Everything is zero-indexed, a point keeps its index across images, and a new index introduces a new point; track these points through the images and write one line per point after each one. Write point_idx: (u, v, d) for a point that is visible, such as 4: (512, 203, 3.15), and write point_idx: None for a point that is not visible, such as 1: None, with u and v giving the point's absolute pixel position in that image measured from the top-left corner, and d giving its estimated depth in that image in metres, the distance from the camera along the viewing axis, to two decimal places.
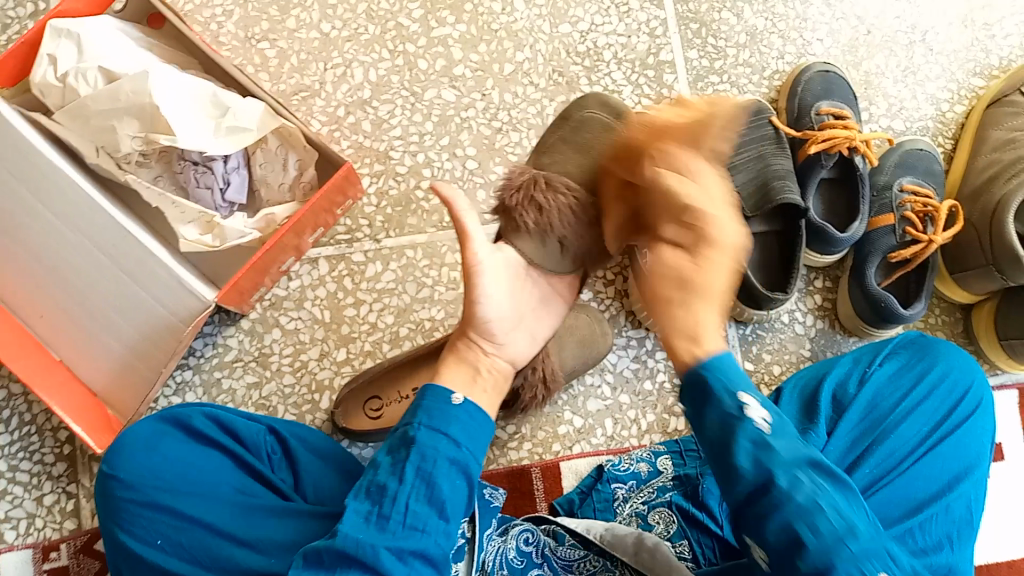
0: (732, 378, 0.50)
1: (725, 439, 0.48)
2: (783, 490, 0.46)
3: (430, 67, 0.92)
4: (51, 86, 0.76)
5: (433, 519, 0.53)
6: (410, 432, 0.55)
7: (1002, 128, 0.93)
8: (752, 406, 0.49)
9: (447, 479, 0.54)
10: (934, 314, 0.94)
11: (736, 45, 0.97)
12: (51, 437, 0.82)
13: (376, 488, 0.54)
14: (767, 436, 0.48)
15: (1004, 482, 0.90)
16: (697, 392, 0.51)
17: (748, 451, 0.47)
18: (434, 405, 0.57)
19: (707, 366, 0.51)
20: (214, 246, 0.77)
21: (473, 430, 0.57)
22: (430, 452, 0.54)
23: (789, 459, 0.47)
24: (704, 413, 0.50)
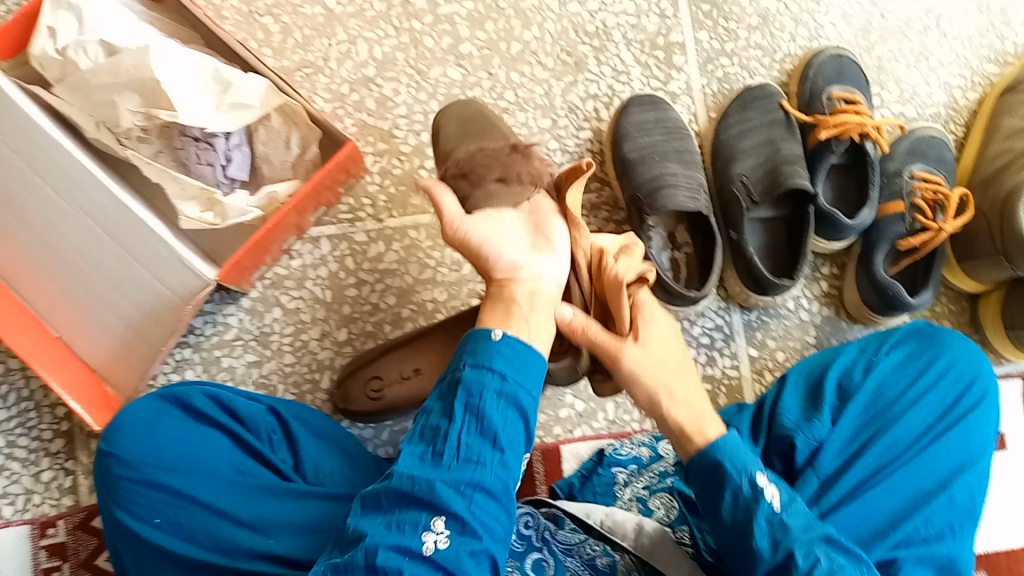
0: (741, 456, 0.56)
1: (742, 522, 0.54)
2: (805, 569, 0.52)
3: (436, 45, 0.90)
4: (51, 59, 0.74)
5: (488, 452, 0.51)
6: (456, 374, 0.53)
7: (1015, 116, 0.91)
8: (765, 485, 0.55)
9: (497, 410, 0.51)
10: (941, 302, 0.93)
11: (748, 27, 0.96)
12: (49, 413, 0.82)
13: (428, 430, 0.52)
14: (781, 515, 0.54)
15: (1008, 472, 0.89)
16: (709, 474, 0.56)
17: (766, 532, 0.53)
18: (477, 344, 0.54)
19: (717, 445, 0.56)
20: (215, 224, 0.76)
21: (523, 358, 0.54)
22: (477, 387, 0.52)
23: (806, 538, 0.53)
24: (717, 495, 0.55)
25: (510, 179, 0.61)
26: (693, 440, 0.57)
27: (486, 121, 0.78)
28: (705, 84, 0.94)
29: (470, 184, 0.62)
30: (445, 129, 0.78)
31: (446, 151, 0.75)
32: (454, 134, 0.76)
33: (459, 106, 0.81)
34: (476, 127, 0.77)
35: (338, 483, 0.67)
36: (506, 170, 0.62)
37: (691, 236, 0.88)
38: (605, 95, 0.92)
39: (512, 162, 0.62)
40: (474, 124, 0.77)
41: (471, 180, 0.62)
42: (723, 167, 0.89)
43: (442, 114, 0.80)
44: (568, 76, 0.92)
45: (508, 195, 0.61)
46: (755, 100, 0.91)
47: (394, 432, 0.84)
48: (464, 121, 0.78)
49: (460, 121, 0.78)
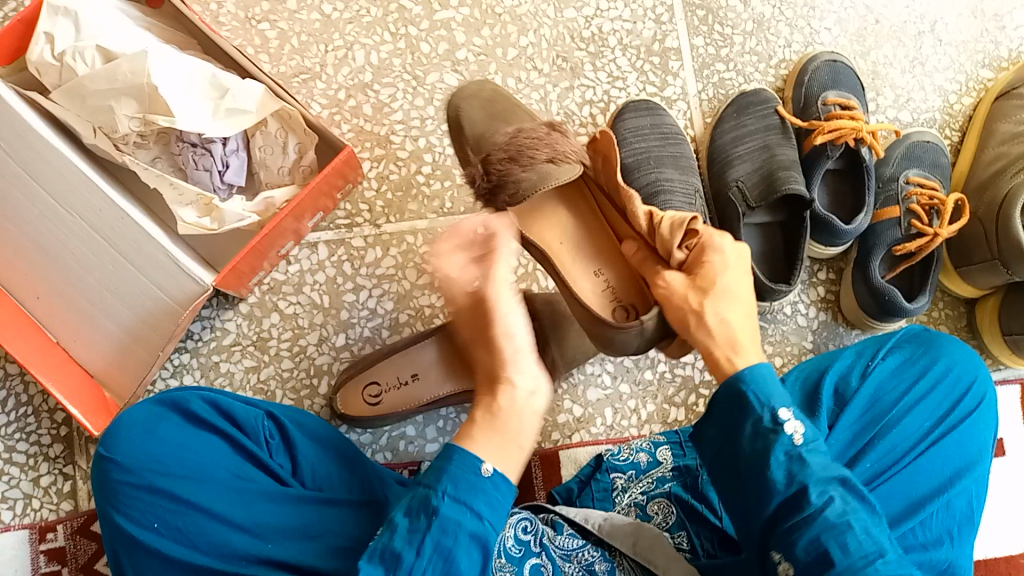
0: (770, 386, 0.52)
1: (762, 454, 0.51)
2: (815, 507, 0.49)
3: (432, 51, 0.90)
4: (49, 64, 0.74)
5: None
6: (433, 500, 0.52)
7: (1010, 121, 0.92)
8: (788, 418, 0.51)
9: (465, 553, 0.51)
10: (938, 307, 0.94)
11: (743, 32, 0.96)
12: (48, 417, 0.81)
13: (390, 555, 0.51)
14: (802, 449, 0.50)
15: (1005, 477, 0.89)
16: (734, 401, 0.53)
17: (783, 466, 0.50)
18: (460, 470, 0.53)
19: (746, 374, 0.53)
20: (213, 230, 0.76)
21: (501, 498, 0.53)
22: (452, 524, 0.51)
23: (821, 478, 0.50)
24: (738, 425, 0.53)
25: (558, 160, 0.69)
26: (724, 363, 0.54)
27: (507, 99, 0.81)
28: (701, 90, 0.94)
29: (521, 167, 0.69)
30: (469, 119, 0.80)
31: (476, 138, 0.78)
32: (482, 123, 0.79)
33: (475, 85, 0.83)
34: (499, 108, 0.80)
35: (337, 489, 0.67)
36: (553, 151, 0.70)
37: None
38: (602, 100, 0.93)
39: (551, 142, 0.70)
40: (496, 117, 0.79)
41: (522, 164, 0.69)
42: (719, 172, 0.90)
43: (454, 96, 0.82)
44: (564, 81, 0.92)
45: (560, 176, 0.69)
46: (751, 105, 0.91)
47: (392, 438, 0.83)
48: (487, 103, 0.80)
49: (482, 103, 0.80)
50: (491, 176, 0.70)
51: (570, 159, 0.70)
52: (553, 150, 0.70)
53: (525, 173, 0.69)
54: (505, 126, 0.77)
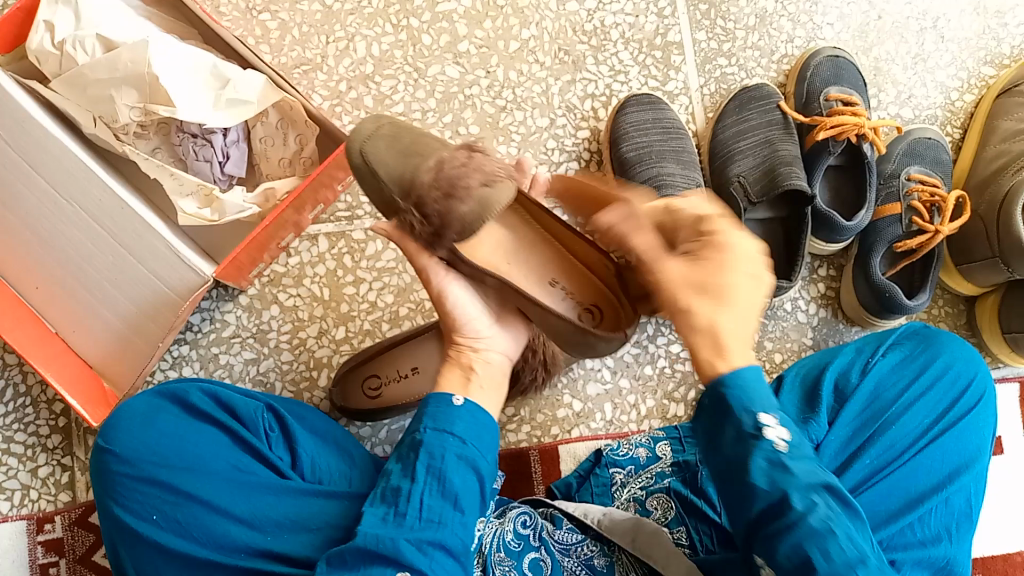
0: (756, 389, 0.47)
1: (742, 458, 0.47)
2: (797, 514, 0.45)
3: (434, 43, 0.90)
4: (48, 53, 0.74)
5: (448, 512, 0.56)
6: (418, 436, 0.58)
7: (1011, 118, 0.91)
8: (771, 424, 0.46)
9: (457, 472, 0.56)
10: (938, 304, 0.94)
11: (745, 27, 0.96)
12: (46, 408, 0.81)
13: (391, 492, 0.56)
14: (783, 455, 0.46)
15: (1003, 474, 0.90)
16: (716, 405, 0.48)
17: (764, 471, 0.46)
18: (437, 408, 0.59)
19: (727, 376, 0.48)
20: (213, 220, 0.75)
21: (480, 425, 0.59)
22: (437, 449, 0.57)
23: (805, 484, 0.45)
24: (722, 429, 0.48)
25: (493, 182, 0.57)
26: None
27: (414, 132, 0.61)
28: (702, 85, 0.94)
29: (460, 200, 0.56)
30: (375, 162, 0.59)
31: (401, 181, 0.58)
32: (393, 161, 0.59)
33: (369, 121, 0.63)
34: (409, 141, 0.60)
35: (336, 481, 0.66)
36: (484, 173, 0.57)
37: None
38: (603, 94, 0.92)
39: (478, 163, 0.58)
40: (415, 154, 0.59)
41: (458, 196, 0.56)
42: (720, 168, 0.90)
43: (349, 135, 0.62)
44: (566, 75, 0.92)
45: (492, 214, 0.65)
46: (752, 100, 0.91)
47: (391, 431, 0.83)
48: (392, 136, 0.60)
49: (387, 139, 0.60)
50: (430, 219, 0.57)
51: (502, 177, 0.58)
52: (485, 170, 0.57)
53: (467, 205, 0.57)
54: (423, 160, 0.58)
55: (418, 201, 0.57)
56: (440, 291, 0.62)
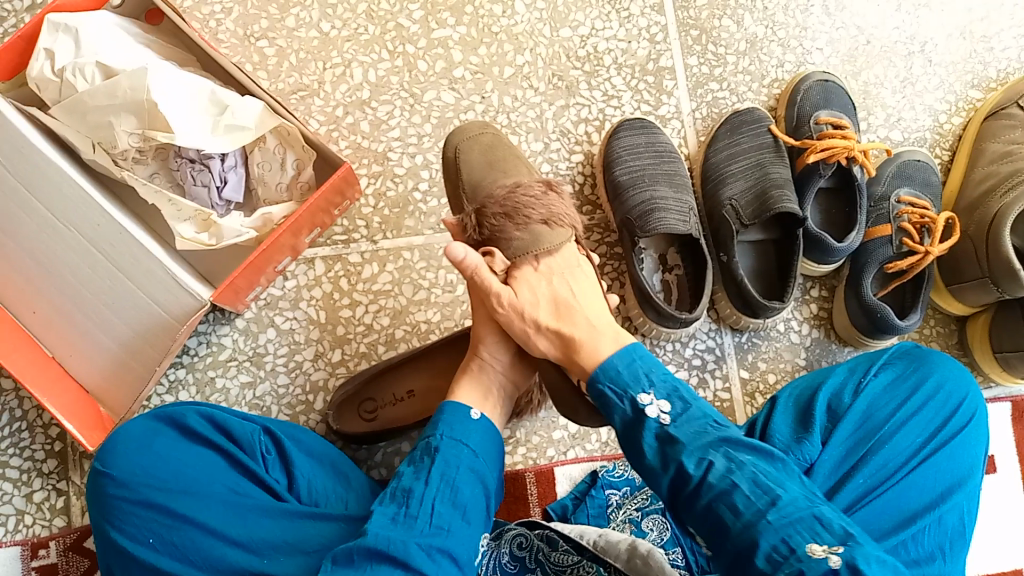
0: (630, 373, 0.60)
1: (634, 434, 0.59)
2: (697, 478, 0.54)
3: (429, 69, 0.91)
4: (48, 80, 0.75)
5: (456, 521, 0.58)
6: (433, 442, 0.61)
7: (999, 141, 0.93)
8: (649, 403, 0.58)
9: (467, 484, 0.60)
10: (930, 324, 0.94)
11: (736, 52, 0.97)
12: (42, 433, 0.81)
13: (401, 492, 0.59)
14: (667, 428, 0.57)
15: (997, 494, 0.90)
16: (602, 401, 0.61)
17: (655, 448, 0.57)
18: (453, 419, 0.63)
19: (599, 376, 0.61)
20: (211, 245, 0.76)
21: (487, 443, 0.63)
22: (453, 459, 0.60)
23: (696, 447, 0.55)
24: (617, 420, 0.60)
25: (552, 221, 0.70)
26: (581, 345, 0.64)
27: (507, 148, 0.78)
28: (694, 109, 0.96)
29: (516, 225, 0.69)
30: (465, 163, 0.76)
31: (473, 187, 0.75)
32: (480, 166, 0.75)
33: (476, 128, 0.79)
34: (499, 155, 0.76)
35: (333, 503, 0.67)
36: (548, 213, 0.70)
37: (682, 259, 0.89)
38: (597, 119, 0.94)
39: (546, 203, 0.70)
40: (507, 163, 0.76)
41: (517, 221, 0.69)
42: (713, 191, 0.90)
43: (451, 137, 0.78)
44: (560, 100, 0.93)
45: (551, 236, 0.69)
46: (744, 125, 0.92)
47: (387, 454, 0.84)
48: (487, 149, 0.77)
49: (482, 149, 0.77)
50: (483, 228, 0.69)
51: (564, 222, 0.70)
52: (549, 210, 0.70)
53: (520, 231, 0.69)
54: (504, 178, 0.74)
55: (481, 213, 0.70)
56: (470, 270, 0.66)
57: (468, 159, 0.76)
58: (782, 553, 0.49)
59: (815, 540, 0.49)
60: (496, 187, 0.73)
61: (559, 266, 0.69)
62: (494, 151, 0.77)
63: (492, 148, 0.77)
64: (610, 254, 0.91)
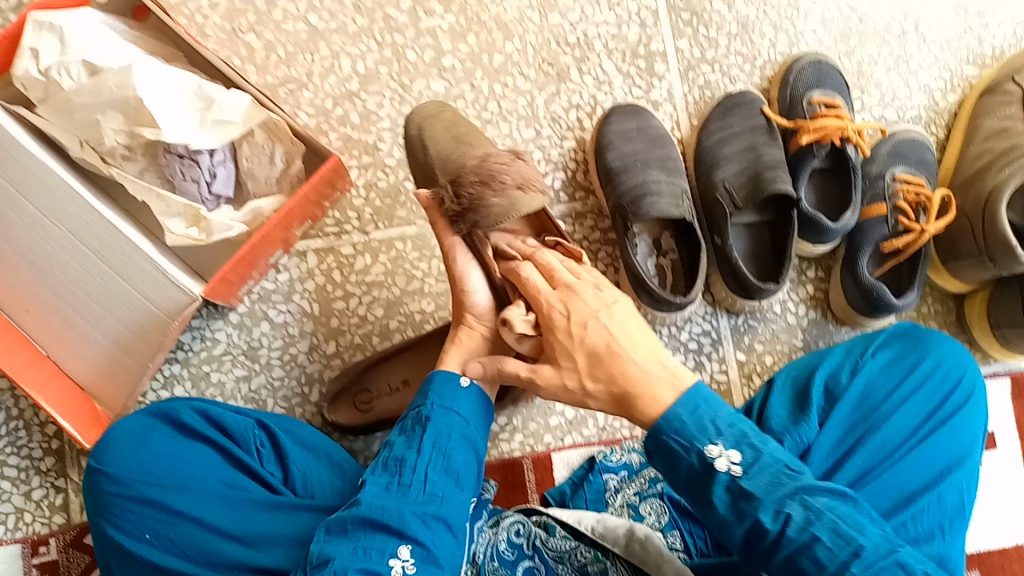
0: (694, 423, 0.53)
1: (703, 487, 0.52)
2: (774, 532, 0.49)
3: (419, 58, 0.91)
4: (34, 80, 0.74)
5: (450, 488, 0.58)
6: (425, 411, 0.60)
7: (994, 117, 0.92)
8: (718, 454, 0.52)
9: (459, 452, 0.59)
10: (927, 303, 0.94)
11: (727, 35, 0.96)
12: (38, 431, 0.81)
13: (394, 461, 0.58)
14: (740, 480, 0.51)
15: (997, 470, 0.90)
16: (664, 452, 0.54)
17: (726, 500, 0.51)
18: (442, 387, 0.62)
19: (660, 426, 0.54)
20: (201, 240, 0.75)
21: (478, 408, 0.62)
22: (444, 427, 0.60)
23: (773, 499, 0.50)
24: (677, 473, 0.53)
25: (528, 185, 0.66)
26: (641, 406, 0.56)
27: (469, 125, 0.77)
28: (686, 92, 0.95)
29: (493, 191, 0.65)
30: (432, 139, 0.74)
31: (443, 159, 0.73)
32: (447, 143, 0.73)
33: (434, 107, 0.78)
34: (462, 130, 0.75)
35: (327, 496, 0.67)
36: (522, 178, 0.66)
37: (676, 243, 0.88)
38: (587, 104, 0.93)
39: (518, 169, 0.66)
40: (473, 137, 0.75)
41: (493, 188, 0.65)
42: (706, 174, 0.90)
43: (411, 117, 0.77)
44: (550, 86, 0.93)
45: (529, 201, 0.65)
46: (736, 107, 0.91)
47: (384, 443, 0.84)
48: (449, 125, 0.76)
49: (445, 126, 0.75)
50: (461, 198, 0.65)
51: (538, 185, 0.66)
52: (523, 174, 0.66)
53: (497, 198, 0.65)
54: (471, 149, 0.72)
55: (456, 184, 0.66)
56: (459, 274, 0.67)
57: (435, 136, 0.74)
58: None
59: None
60: (467, 159, 0.70)
61: (589, 309, 0.61)
62: (455, 126, 0.76)
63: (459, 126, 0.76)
64: (603, 239, 0.91)
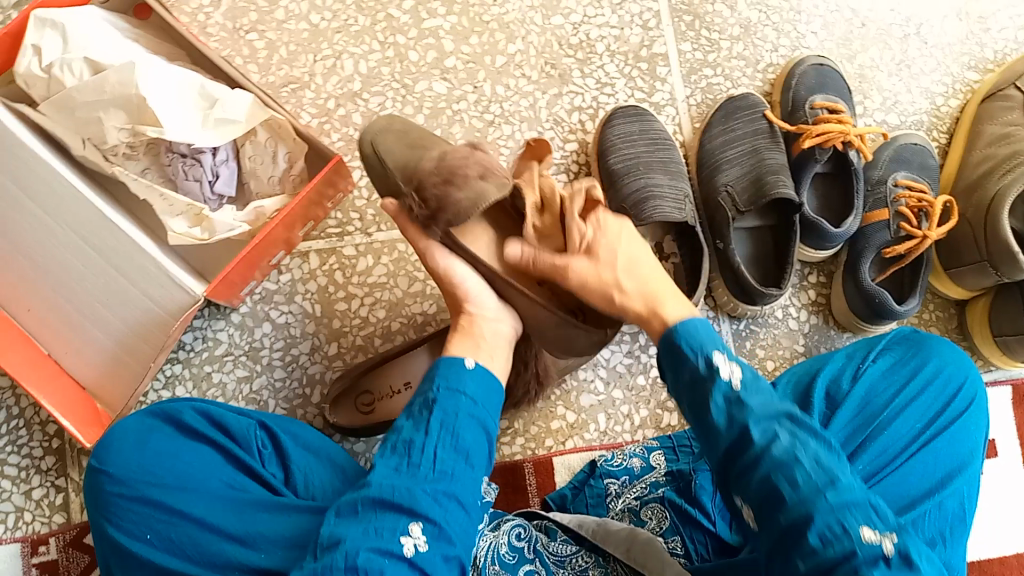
0: (708, 337, 0.55)
1: (700, 397, 0.53)
2: (756, 443, 0.48)
3: (421, 59, 0.91)
4: (36, 77, 0.74)
5: (459, 466, 0.57)
6: (431, 395, 0.60)
7: (996, 123, 0.92)
8: (721, 362, 0.53)
9: (469, 430, 0.58)
10: (929, 309, 0.94)
11: (730, 38, 0.96)
12: (40, 430, 0.81)
13: (402, 444, 0.58)
14: (738, 390, 0.51)
15: (997, 476, 0.90)
16: (673, 355, 0.56)
17: (722, 408, 0.51)
18: (449, 369, 0.61)
19: (679, 326, 0.57)
20: (203, 239, 0.75)
21: (486, 387, 0.62)
22: (451, 407, 0.59)
23: (762, 413, 0.50)
24: (682, 382, 0.55)
25: (489, 173, 0.63)
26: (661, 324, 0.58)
27: (423, 132, 0.70)
28: (689, 95, 0.95)
29: (457, 187, 0.62)
30: (385, 144, 0.68)
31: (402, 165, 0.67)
32: (402, 152, 0.67)
33: (384, 115, 0.72)
34: (416, 136, 0.69)
35: (329, 496, 0.66)
36: (484, 167, 0.63)
37: (679, 247, 0.88)
38: (591, 106, 0.93)
39: (478, 158, 0.63)
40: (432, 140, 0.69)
41: (455, 182, 0.62)
42: (708, 177, 0.90)
43: (362, 127, 0.72)
44: (553, 88, 0.93)
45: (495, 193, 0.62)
46: (738, 110, 0.91)
47: None
48: (401, 133, 0.69)
49: (396, 132, 0.69)
50: (427, 201, 0.63)
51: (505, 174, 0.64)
52: (483, 163, 0.63)
53: (463, 192, 0.62)
54: (426, 150, 0.67)
55: (420, 188, 0.64)
56: (444, 269, 0.67)
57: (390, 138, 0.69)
58: (837, 531, 0.44)
59: (869, 525, 0.44)
60: (424, 160, 0.65)
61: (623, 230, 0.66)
62: (415, 128, 0.71)
63: (413, 125, 0.71)
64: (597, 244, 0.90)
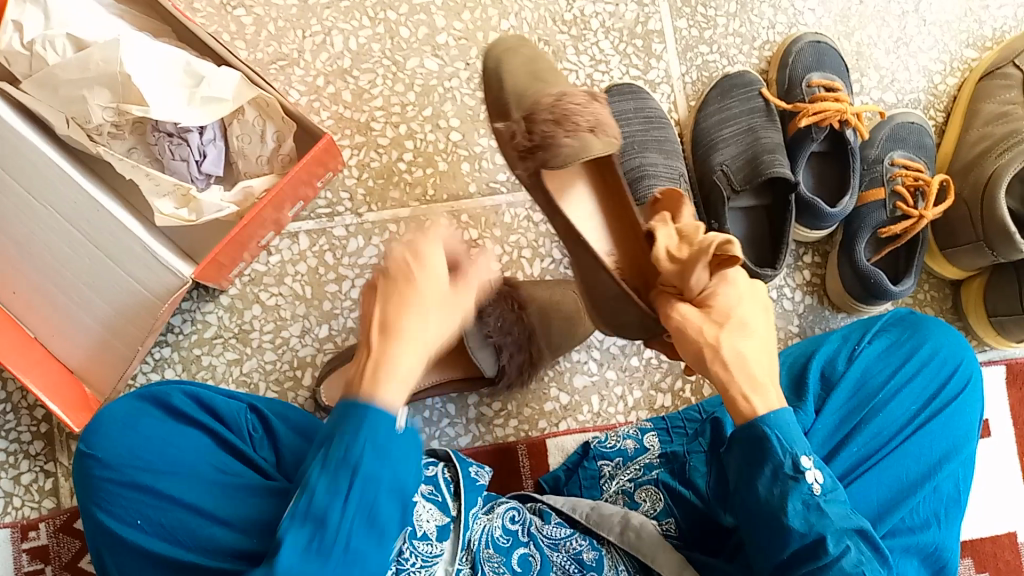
0: (795, 428, 0.52)
1: (777, 497, 0.51)
2: (832, 557, 0.50)
3: (412, 35, 0.89)
4: (17, 53, 0.73)
5: (370, 548, 0.45)
6: (350, 454, 0.44)
7: (994, 101, 0.91)
8: (809, 468, 0.51)
9: (388, 505, 0.45)
10: (924, 289, 0.93)
11: (726, 14, 0.95)
12: (27, 414, 0.80)
13: (314, 516, 0.44)
14: (819, 500, 0.51)
15: (992, 457, 0.90)
16: (751, 442, 0.52)
17: (801, 514, 0.51)
18: (372, 424, 0.45)
19: (769, 419, 0.51)
20: (191, 220, 0.74)
21: (403, 451, 0.45)
22: (371, 480, 0.44)
23: (840, 529, 0.51)
24: (758, 470, 0.52)
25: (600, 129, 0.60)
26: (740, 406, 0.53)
27: (550, 61, 0.70)
28: (684, 73, 0.94)
29: (565, 132, 0.59)
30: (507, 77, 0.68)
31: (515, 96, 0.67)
32: (523, 82, 0.67)
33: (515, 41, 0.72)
34: (542, 67, 0.69)
35: None
36: (596, 121, 0.60)
37: None
38: (585, 84, 0.92)
39: (594, 111, 0.61)
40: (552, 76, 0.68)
41: (565, 128, 0.59)
42: (704, 156, 0.89)
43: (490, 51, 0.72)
44: None
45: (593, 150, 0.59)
46: (735, 88, 0.90)
47: None
48: (527, 63, 0.69)
49: (524, 60, 0.69)
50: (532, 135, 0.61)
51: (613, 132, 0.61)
52: (596, 117, 0.60)
53: (569, 139, 0.59)
54: (546, 87, 0.66)
55: (531, 120, 0.62)
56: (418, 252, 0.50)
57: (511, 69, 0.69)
58: None
59: None
60: (540, 96, 0.65)
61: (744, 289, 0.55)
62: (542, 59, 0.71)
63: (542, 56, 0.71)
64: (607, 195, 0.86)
